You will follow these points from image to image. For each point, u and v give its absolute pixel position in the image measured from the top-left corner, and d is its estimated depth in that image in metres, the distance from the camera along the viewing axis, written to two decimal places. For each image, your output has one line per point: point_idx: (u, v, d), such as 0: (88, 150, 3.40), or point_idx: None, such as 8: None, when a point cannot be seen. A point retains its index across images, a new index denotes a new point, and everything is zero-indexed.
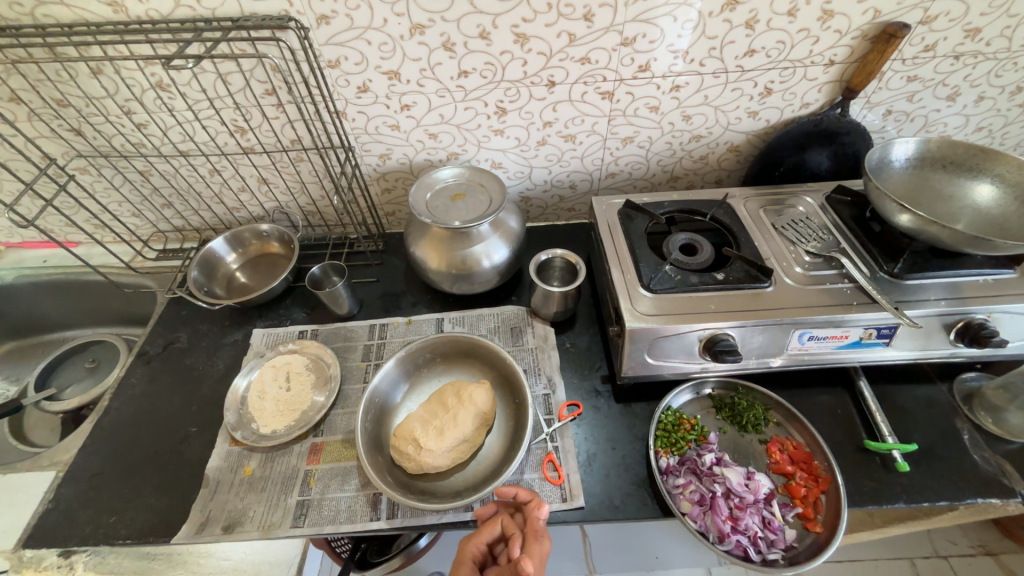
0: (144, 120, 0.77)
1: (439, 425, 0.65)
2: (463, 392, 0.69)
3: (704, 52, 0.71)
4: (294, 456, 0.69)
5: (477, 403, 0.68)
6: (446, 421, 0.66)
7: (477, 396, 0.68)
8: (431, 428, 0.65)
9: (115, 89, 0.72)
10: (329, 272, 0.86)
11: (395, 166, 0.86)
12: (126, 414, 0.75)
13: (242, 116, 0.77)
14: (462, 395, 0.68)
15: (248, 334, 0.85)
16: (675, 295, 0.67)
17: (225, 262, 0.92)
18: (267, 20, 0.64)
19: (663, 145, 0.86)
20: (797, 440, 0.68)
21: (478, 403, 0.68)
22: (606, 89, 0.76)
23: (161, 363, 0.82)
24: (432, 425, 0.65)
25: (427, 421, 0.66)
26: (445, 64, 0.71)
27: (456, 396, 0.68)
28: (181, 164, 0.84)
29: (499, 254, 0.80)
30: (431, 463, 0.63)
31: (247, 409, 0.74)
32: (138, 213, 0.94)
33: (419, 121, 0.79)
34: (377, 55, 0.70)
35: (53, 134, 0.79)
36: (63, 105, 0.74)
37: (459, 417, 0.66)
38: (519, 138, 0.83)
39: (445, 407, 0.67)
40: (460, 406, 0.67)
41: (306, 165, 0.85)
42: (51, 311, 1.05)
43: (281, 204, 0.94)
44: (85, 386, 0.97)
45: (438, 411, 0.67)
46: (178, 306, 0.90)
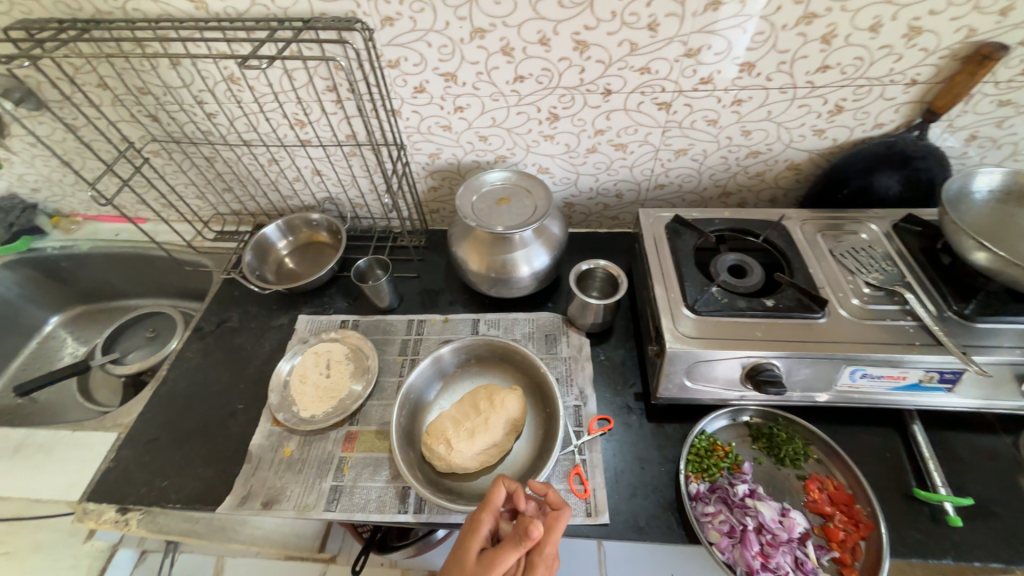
0: (214, 110, 0.81)
1: (470, 428, 0.66)
2: (495, 397, 0.69)
3: (773, 66, 0.68)
4: (330, 442, 0.72)
5: (508, 409, 0.68)
6: (477, 425, 0.66)
7: (509, 402, 0.69)
8: (462, 430, 0.66)
9: (190, 80, 0.77)
10: (374, 265, 0.89)
11: (443, 165, 0.87)
12: (180, 386, 0.81)
13: (303, 110, 0.80)
14: (493, 400, 0.69)
15: (293, 319, 0.88)
16: (720, 319, 0.65)
17: (276, 249, 0.96)
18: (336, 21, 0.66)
19: (718, 159, 0.83)
20: (838, 480, 0.65)
21: (509, 410, 0.68)
22: (663, 100, 0.74)
23: (214, 340, 0.87)
24: (462, 428, 0.66)
25: (457, 423, 0.67)
26: (502, 68, 0.71)
27: (487, 400, 0.69)
28: (243, 152, 0.89)
29: (540, 261, 0.81)
30: (460, 464, 0.63)
31: (289, 392, 0.77)
32: (201, 195, 0.99)
33: (471, 123, 0.80)
34: (436, 57, 0.70)
35: (133, 119, 0.84)
36: (143, 92, 0.79)
37: (489, 422, 0.66)
38: (568, 144, 0.82)
39: (477, 411, 0.68)
40: (492, 411, 0.67)
41: (358, 159, 0.88)
42: (119, 281, 1.14)
43: (331, 195, 0.97)
44: (145, 354, 1.02)
45: (469, 413, 0.68)
46: (231, 287, 0.95)
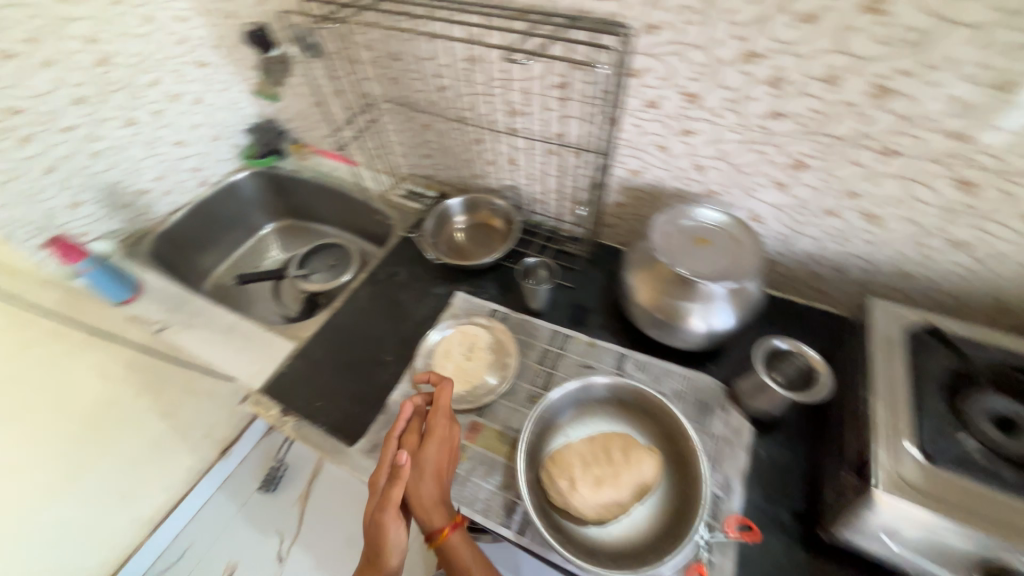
0: (447, 85, 0.86)
1: (597, 475, 0.61)
2: (631, 453, 0.63)
3: None
4: (455, 426, 0.73)
5: (643, 472, 0.61)
6: (606, 475, 0.61)
7: (645, 465, 0.62)
8: (589, 474, 0.61)
9: (439, 55, 0.82)
10: (540, 266, 0.88)
11: (642, 184, 0.82)
12: (347, 320, 0.90)
13: (526, 100, 0.80)
14: (629, 456, 0.63)
15: (450, 292, 0.92)
16: (970, 484, 0.47)
17: (453, 221, 1.01)
18: (601, 24, 0.63)
19: (1012, 267, 0.62)
20: None
21: (644, 474, 0.61)
22: (966, 177, 0.57)
23: (382, 289, 0.95)
24: (589, 472, 0.61)
25: (586, 464, 0.62)
26: (759, 100, 0.62)
27: (623, 453, 0.63)
28: (456, 128, 0.94)
29: (722, 319, 0.70)
30: (577, 510, 0.59)
31: (432, 361, 0.81)
32: (406, 156, 1.09)
33: (692, 150, 0.72)
34: (687, 74, 0.64)
35: (380, 80, 0.94)
36: (396, 58, 0.87)
37: (620, 478, 0.61)
38: (802, 198, 0.69)
39: (609, 460, 0.63)
40: (626, 467, 0.62)
41: (557, 158, 0.87)
42: (322, 210, 1.33)
43: (517, 185, 0.98)
44: (324, 279, 1.17)
45: (600, 459, 0.63)
46: (406, 244, 1.03)
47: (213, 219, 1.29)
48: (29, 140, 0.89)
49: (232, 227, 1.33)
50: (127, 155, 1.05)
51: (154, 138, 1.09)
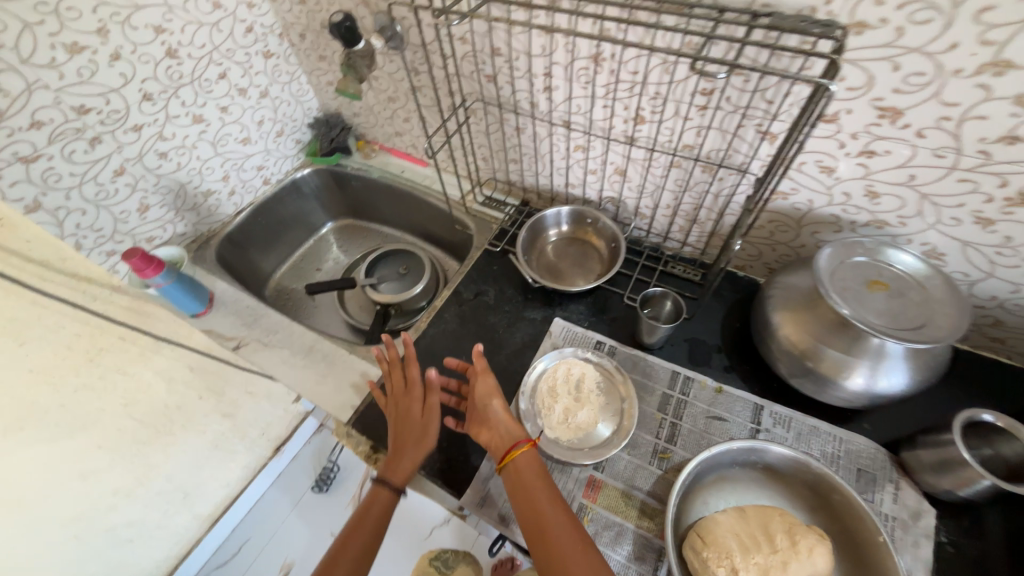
0: (556, 85, 0.75)
1: (764, 558, 0.53)
2: (798, 534, 0.54)
3: None
4: (572, 480, 0.66)
5: (817, 561, 0.53)
6: (772, 560, 0.53)
7: (819, 554, 0.53)
8: (748, 555, 0.53)
9: (552, 51, 0.70)
10: (661, 296, 0.77)
11: (786, 208, 0.70)
12: (437, 346, 0.83)
13: (655, 107, 0.69)
14: (794, 532, 0.55)
15: (547, 318, 0.84)
16: None
17: (546, 235, 0.91)
18: (811, 23, 0.46)
19: None
20: None
21: (818, 561, 0.53)
22: None
23: (470, 310, 0.87)
24: (751, 553, 0.53)
25: (744, 543, 0.54)
26: (989, 121, 0.49)
27: (790, 535, 0.54)
28: (557, 132, 0.83)
29: (892, 378, 0.60)
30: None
31: (537, 402, 0.73)
32: (490, 159, 0.99)
33: (869, 174, 0.60)
34: (893, 85, 0.51)
35: (472, 76, 0.83)
36: (498, 53, 0.76)
37: (794, 560, 0.52)
38: (1009, 238, 0.57)
39: (772, 538, 0.54)
40: (796, 547, 0.53)
41: (680, 172, 0.75)
42: (386, 210, 1.24)
43: (620, 197, 0.87)
44: (394, 288, 1.10)
45: (761, 540, 0.54)
46: (491, 260, 0.94)
47: (276, 218, 1.22)
48: (98, 142, 0.81)
49: (294, 227, 1.27)
50: (194, 155, 0.98)
51: (220, 136, 1.02)
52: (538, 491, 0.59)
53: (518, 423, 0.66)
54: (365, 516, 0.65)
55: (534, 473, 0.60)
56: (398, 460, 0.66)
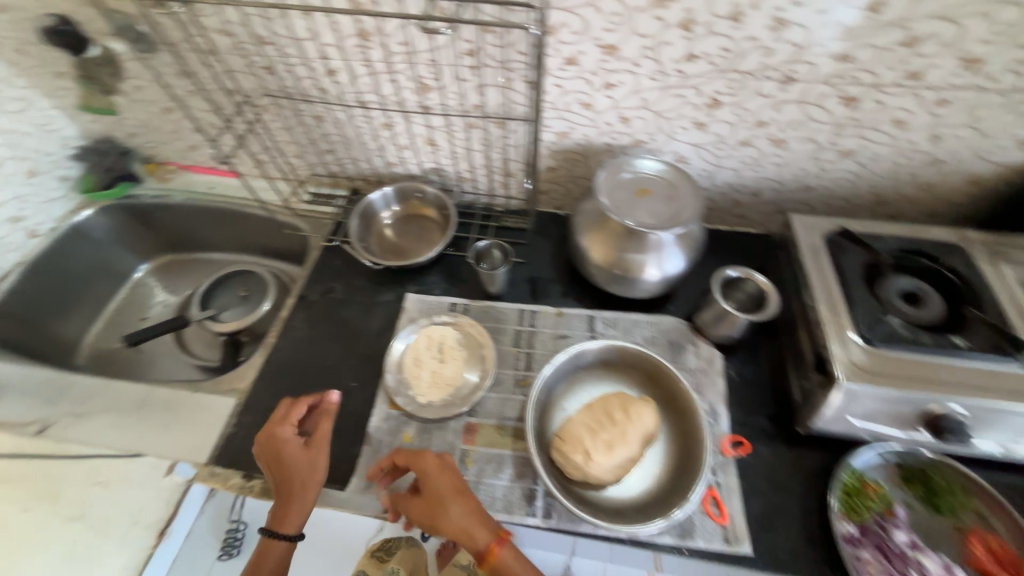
0: (338, 67, 0.75)
1: (608, 438, 0.62)
2: (630, 408, 0.65)
3: (1004, 64, 0.58)
4: (450, 433, 0.70)
5: (645, 423, 0.64)
6: (614, 436, 0.62)
7: (645, 417, 0.64)
8: (597, 439, 0.62)
9: (320, 32, 0.70)
10: (489, 248, 0.84)
11: (571, 145, 0.80)
12: (291, 355, 0.79)
13: (434, 74, 0.73)
14: (627, 408, 0.65)
15: (399, 296, 0.85)
16: (899, 355, 0.58)
17: (379, 218, 0.92)
18: None
19: (888, 165, 0.74)
20: (1004, 538, 0.58)
21: (646, 422, 0.64)
22: (851, 94, 0.65)
23: (320, 311, 0.84)
24: (600, 437, 0.62)
25: (593, 431, 0.63)
26: (674, 45, 0.63)
27: (624, 411, 0.65)
28: (358, 114, 0.83)
29: (674, 263, 0.74)
30: (598, 477, 0.60)
31: (403, 375, 0.75)
32: (302, 155, 0.95)
33: (616, 103, 0.72)
34: (602, 25, 0.62)
35: (248, 69, 0.78)
36: (266, 41, 0.73)
37: (629, 429, 0.63)
38: (720, 134, 0.74)
39: (612, 418, 0.64)
40: (629, 418, 0.64)
41: (479, 132, 0.81)
42: (206, 233, 1.10)
43: (439, 166, 0.90)
44: (238, 314, 1.01)
45: (604, 423, 0.64)
46: (331, 255, 0.91)
47: (62, 274, 1.02)
48: None
49: (93, 278, 1.06)
50: None
51: None
52: (450, 504, 0.56)
53: (453, 469, 0.60)
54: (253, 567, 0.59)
55: (473, 510, 0.57)
56: (290, 507, 0.60)
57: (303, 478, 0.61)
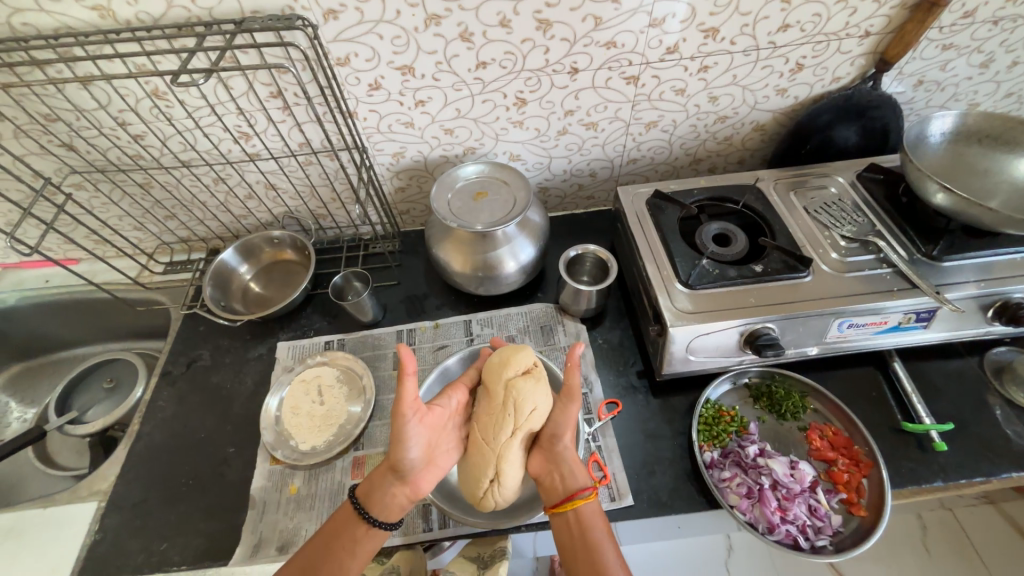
0: (141, 131, 0.71)
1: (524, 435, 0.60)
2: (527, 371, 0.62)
3: (736, 29, 0.68)
4: (338, 472, 0.69)
5: (541, 404, 0.61)
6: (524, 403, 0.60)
7: (538, 382, 0.62)
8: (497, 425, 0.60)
9: (107, 100, 0.67)
10: (350, 279, 0.84)
11: (410, 163, 0.82)
12: (158, 439, 0.74)
13: (246, 121, 0.72)
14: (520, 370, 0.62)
15: (272, 347, 0.83)
16: (714, 292, 0.66)
17: (238, 274, 0.88)
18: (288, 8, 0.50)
19: (688, 128, 0.83)
20: (836, 425, 0.68)
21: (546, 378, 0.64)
22: (631, 73, 0.72)
23: (187, 383, 0.80)
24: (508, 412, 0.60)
25: (497, 407, 0.61)
26: (462, 55, 0.67)
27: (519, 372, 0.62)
28: (183, 174, 0.79)
29: (526, 252, 0.78)
30: (511, 487, 0.58)
31: (283, 427, 0.72)
32: (141, 226, 0.89)
33: (434, 117, 0.75)
34: (390, 50, 0.65)
35: (42, 151, 0.73)
36: (51, 119, 0.69)
37: (534, 390, 0.60)
38: (539, 129, 0.79)
39: (510, 388, 0.60)
40: (524, 381, 0.61)
41: (316, 168, 0.81)
42: (53, 330, 1.00)
43: (290, 209, 0.89)
44: (108, 408, 0.93)
45: (498, 399, 0.61)
46: (194, 322, 0.86)
47: None
48: None
49: None
50: None
51: None
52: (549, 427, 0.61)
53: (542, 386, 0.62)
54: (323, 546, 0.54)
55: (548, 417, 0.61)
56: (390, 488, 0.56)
57: (383, 479, 0.57)
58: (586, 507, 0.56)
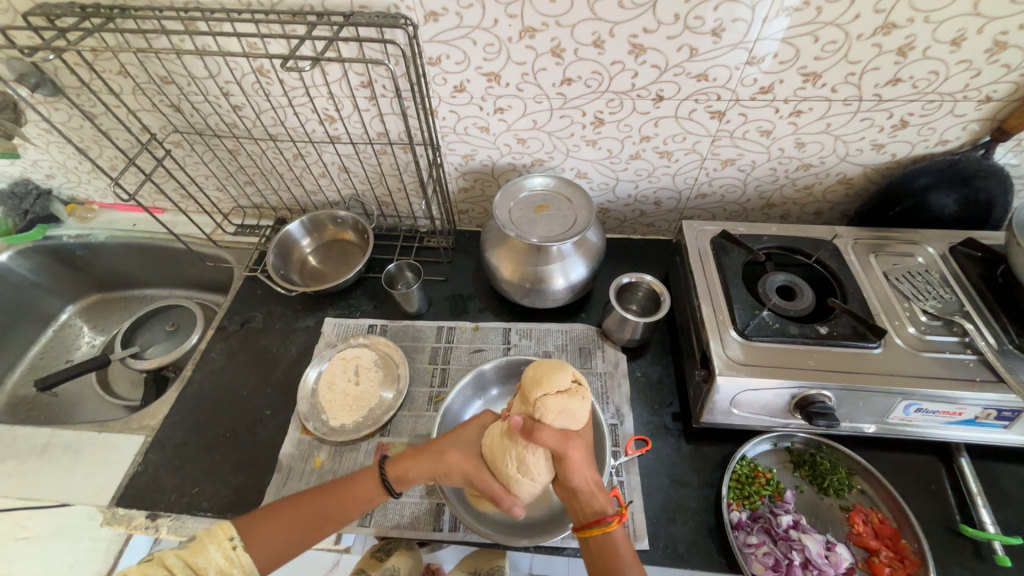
0: (240, 103, 0.77)
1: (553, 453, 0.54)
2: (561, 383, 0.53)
3: (840, 77, 0.64)
4: (361, 454, 0.71)
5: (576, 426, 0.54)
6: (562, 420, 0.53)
7: (577, 402, 0.53)
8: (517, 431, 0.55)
9: (217, 71, 0.72)
10: (402, 269, 0.86)
11: (478, 166, 0.84)
12: (205, 389, 0.79)
13: (334, 105, 0.75)
14: (554, 390, 0.53)
15: (319, 321, 0.86)
16: (771, 346, 0.63)
17: (300, 246, 0.93)
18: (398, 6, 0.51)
19: (767, 171, 0.79)
20: (883, 513, 0.62)
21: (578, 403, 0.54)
22: (718, 108, 0.70)
23: (238, 341, 0.84)
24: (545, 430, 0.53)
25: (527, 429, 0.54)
26: (550, 70, 0.67)
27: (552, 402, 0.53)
28: (269, 147, 0.84)
29: (578, 271, 0.77)
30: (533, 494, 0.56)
31: (318, 400, 0.75)
32: (223, 188, 0.95)
33: (510, 125, 0.76)
34: (480, 56, 0.66)
35: (153, 108, 0.80)
36: (167, 81, 0.75)
37: (574, 415, 0.53)
38: (611, 150, 0.78)
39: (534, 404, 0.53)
40: (562, 404, 0.53)
41: (389, 158, 0.84)
42: (131, 269, 1.09)
43: (357, 192, 0.92)
44: (165, 349, 1.00)
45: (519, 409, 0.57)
46: (253, 285, 0.92)
47: None
48: None
49: (11, 321, 1.03)
50: None
51: None
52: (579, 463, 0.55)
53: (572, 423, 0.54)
54: (304, 504, 0.55)
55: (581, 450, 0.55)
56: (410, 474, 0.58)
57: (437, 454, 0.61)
58: (614, 531, 0.53)
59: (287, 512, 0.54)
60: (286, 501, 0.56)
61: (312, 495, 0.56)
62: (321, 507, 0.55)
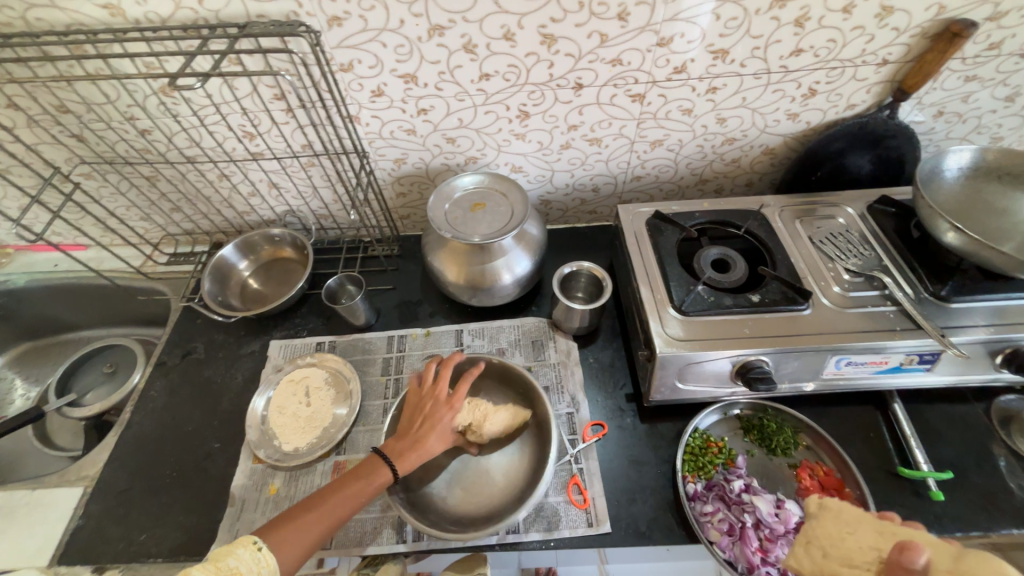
0: (148, 126, 0.73)
1: None
2: None
3: (747, 52, 0.66)
4: (318, 476, 0.69)
5: None
6: None
7: None
8: None
9: (116, 95, 0.68)
10: (345, 283, 0.84)
11: (411, 170, 0.82)
12: (147, 430, 0.75)
13: (250, 121, 0.72)
14: None
15: (265, 345, 0.83)
16: (707, 319, 0.64)
17: (238, 270, 0.89)
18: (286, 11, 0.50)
19: (694, 148, 0.81)
20: (827, 465, 0.65)
21: None
22: (637, 91, 0.71)
23: (179, 375, 0.81)
24: None
25: None
26: (465, 66, 0.66)
27: None
28: (188, 170, 0.81)
29: (521, 265, 0.77)
30: None
31: (269, 426, 0.73)
32: (147, 217, 0.91)
33: (436, 125, 0.75)
34: (393, 58, 0.65)
35: (54, 140, 0.75)
36: (62, 111, 0.70)
37: None
38: (541, 142, 0.78)
39: None
40: None
41: (318, 170, 0.81)
42: (60, 313, 1.02)
43: (292, 208, 0.89)
44: (106, 392, 0.95)
45: None
46: (192, 315, 0.88)
47: None
48: None
49: None
50: None
51: None
52: None
53: None
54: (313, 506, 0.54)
55: None
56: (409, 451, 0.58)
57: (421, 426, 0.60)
58: None
59: (315, 513, 0.53)
60: (309, 502, 0.54)
61: (322, 494, 0.55)
62: (344, 500, 0.54)
